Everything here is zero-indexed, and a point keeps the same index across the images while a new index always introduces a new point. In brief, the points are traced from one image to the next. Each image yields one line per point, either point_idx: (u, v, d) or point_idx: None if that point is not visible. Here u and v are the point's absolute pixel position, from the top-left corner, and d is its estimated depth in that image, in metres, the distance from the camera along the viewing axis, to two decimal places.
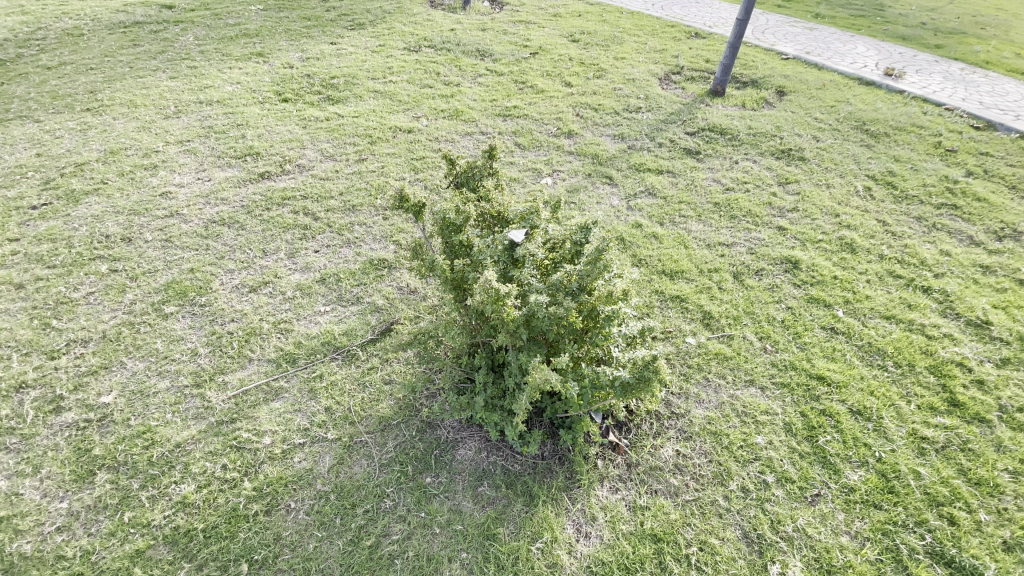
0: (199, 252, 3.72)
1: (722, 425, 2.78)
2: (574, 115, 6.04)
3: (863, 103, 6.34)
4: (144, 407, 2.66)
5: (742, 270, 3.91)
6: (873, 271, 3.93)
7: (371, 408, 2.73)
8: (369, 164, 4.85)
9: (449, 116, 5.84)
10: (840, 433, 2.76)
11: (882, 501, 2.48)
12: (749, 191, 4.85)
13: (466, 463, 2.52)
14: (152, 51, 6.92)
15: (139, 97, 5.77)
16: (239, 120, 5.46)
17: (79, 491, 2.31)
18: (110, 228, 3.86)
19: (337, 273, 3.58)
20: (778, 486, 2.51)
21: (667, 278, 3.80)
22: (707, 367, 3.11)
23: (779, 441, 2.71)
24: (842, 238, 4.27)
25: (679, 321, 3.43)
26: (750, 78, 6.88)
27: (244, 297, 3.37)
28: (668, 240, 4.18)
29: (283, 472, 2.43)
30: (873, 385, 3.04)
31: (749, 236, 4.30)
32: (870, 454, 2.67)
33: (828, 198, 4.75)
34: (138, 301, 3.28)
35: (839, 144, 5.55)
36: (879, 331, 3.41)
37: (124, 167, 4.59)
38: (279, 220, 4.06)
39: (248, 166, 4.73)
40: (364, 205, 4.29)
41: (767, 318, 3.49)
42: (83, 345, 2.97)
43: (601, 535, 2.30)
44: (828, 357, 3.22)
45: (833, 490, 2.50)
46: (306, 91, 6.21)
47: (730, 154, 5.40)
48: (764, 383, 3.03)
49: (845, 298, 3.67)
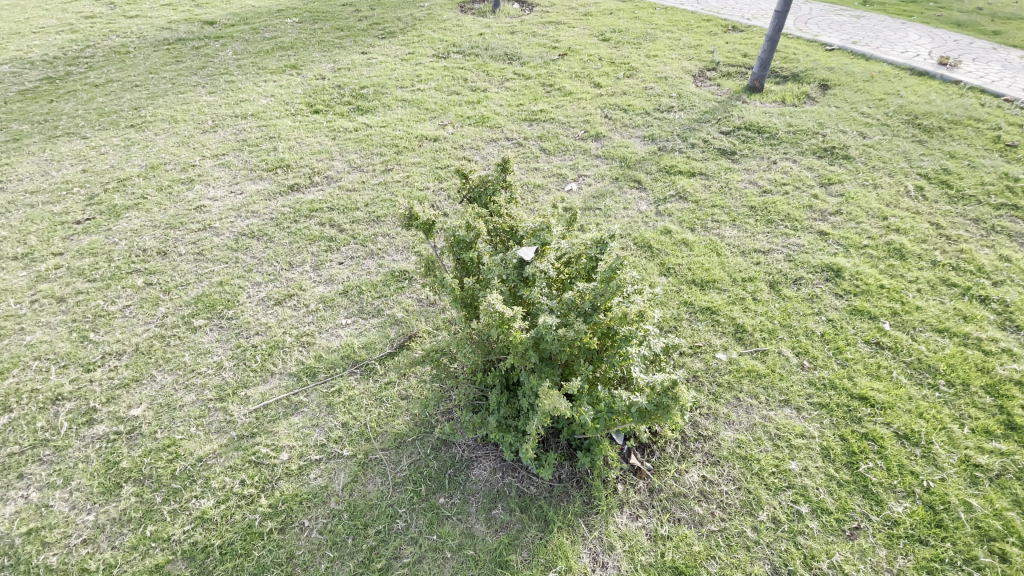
0: (229, 265, 3.82)
1: (752, 449, 2.61)
2: (603, 117, 5.89)
3: (914, 95, 5.90)
4: (170, 420, 2.74)
5: (778, 280, 3.69)
6: (925, 279, 3.63)
7: (387, 424, 2.71)
8: (395, 174, 4.88)
9: (475, 122, 5.82)
10: (883, 459, 2.54)
11: (929, 537, 2.26)
12: (787, 193, 4.59)
13: (480, 484, 2.46)
14: (193, 67, 7.22)
15: (179, 113, 6.02)
16: (272, 132, 5.61)
17: (106, 503, 2.39)
18: (148, 242, 4.02)
19: (359, 285, 3.60)
20: (813, 517, 2.33)
21: (697, 288, 3.62)
22: (738, 385, 2.94)
23: (815, 468, 2.52)
24: (890, 243, 3.97)
25: (709, 334, 3.26)
26: (790, 72, 6.53)
27: (269, 310, 3.43)
28: (699, 248, 3.99)
29: (298, 489, 2.44)
30: (922, 406, 2.79)
31: (787, 242, 4.06)
32: (917, 484, 2.44)
33: (875, 199, 4.44)
34: (170, 314, 3.39)
35: (888, 140, 5.18)
36: (930, 346, 3.14)
37: (163, 181, 4.79)
38: (305, 232, 4.13)
39: (278, 179, 4.84)
40: (388, 215, 4.31)
41: (804, 331, 3.27)
42: (117, 358, 3.09)
43: (618, 566, 2.19)
44: (872, 374, 2.98)
45: (873, 524, 2.30)
46: (336, 101, 6.33)
47: (768, 154, 5.13)
48: (800, 403, 2.83)
49: (893, 309, 3.40)
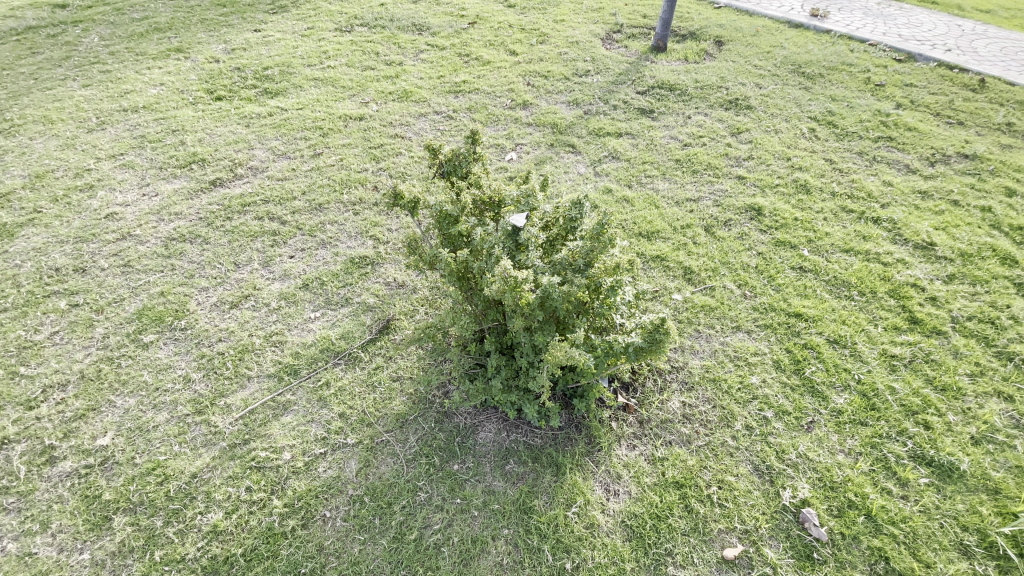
0: (165, 273, 3.52)
1: (719, 371, 2.97)
2: (525, 84, 5.97)
3: (795, 46, 6.59)
4: (147, 443, 2.58)
5: (712, 223, 4.09)
6: (829, 209, 4.21)
7: (385, 407, 2.74)
8: (326, 158, 4.66)
9: (399, 98, 5.65)
10: (822, 362, 3.02)
11: (867, 418, 2.75)
12: (705, 144, 5.01)
13: (489, 445, 2.59)
14: (54, 57, 6.28)
15: (53, 112, 5.26)
16: (174, 125, 5.08)
17: (99, 539, 2.25)
18: (59, 260, 3.61)
19: (319, 277, 3.48)
20: (777, 419, 2.73)
21: (645, 239, 3.92)
22: (696, 320, 3.28)
23: (772, 378, 2.93)
24: (796, 180, 4.52)
25: (663, 279, 3.58)
26: (688, 30, 6.98)
27: (226, 314, 3.24)
28: (639, 202, 4.29)
29: (310, 484, 2.42)
30: (844, 314, 3.31)
31: (712, 188, 4.48)
32: (851, 378, 2.94)
33: (778, 143, 4.99)
34: (111, 334, 3.11)
35: (780, 89, 5.78)
36: (841, 264, 3.69)
37: (57, 191, 4.23)
38: (243, 229, 3.88)
39: (196, 175, 4.44)
40: (330, 201, 4.14)
41: (741, 265, 3.69)
42: (61, 389, 2.83)
43: (629, 490, 2.45)
44: (801, 294, 3.47)
45: (824, 416, 2.75)
46: (240, 86, 5.82)
47: (682, 109, 5.53)
48: (750, 327, 3.23)
49: (808, 238, 3.92)
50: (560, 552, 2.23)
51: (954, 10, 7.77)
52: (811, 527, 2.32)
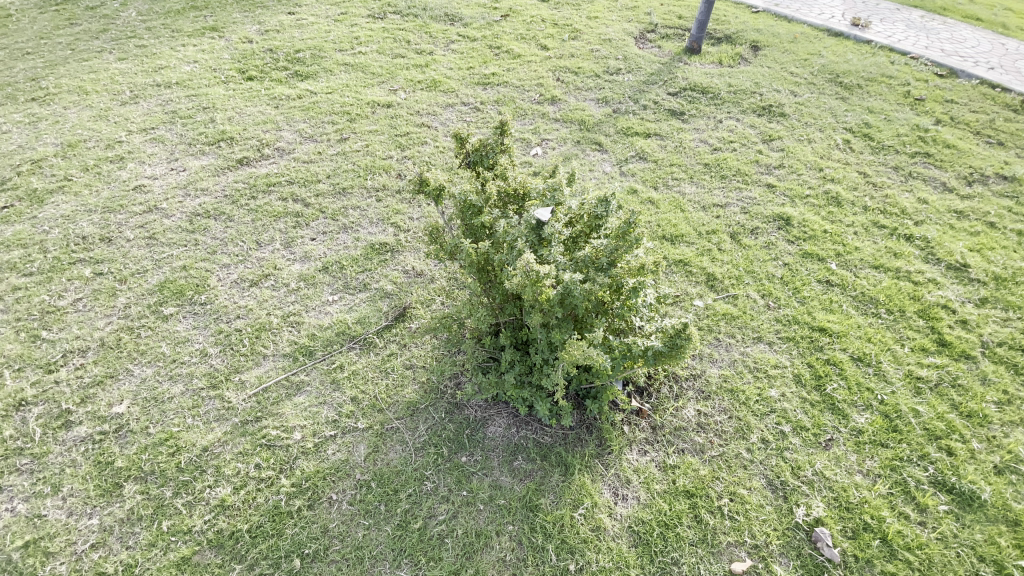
0: (188, 248, 3.56)
1: (737, 381, 2.90)
2: (555, 80, 5.91)
3: (834, 55, 6.42)
4: (161, 414, 2.61)
5: (738, 231, 4.00)
6: (860, 223, 4.09)
7: (397, 394, 2.73)
8: (353, 143, 4.67)
9: (427, 87, 5.63)
10: (844, 379, 2.93)
11: (888, 440, 2.66)
12: (735, 150, 4.91)
13: (498, 440, 2.57)
14: (93, 30, 6.40)
15: (89, 83, 5.36)
16: (204, 102, 5.13)
17: (109, 505, 2.28)
18: (86, 229, 3.67)
19: (338, 260, 3.49)
20: (795, 435, 2.66)
21: (669, 243, 3.85)
22: (717, 328, 3.22)
23: (791, 392, 2.85)
24: (827, 191, 4.41)
25: (685, 284, 3.51)
26: (724, 33, 6.85)
27: (245, 292, 3.26)
28: (664, 205, 4.22)
29: (318, 465, 2.43)
30: (869, 332, 3.21)
31: (740, 195, 4.39)
32: (873, 398, 2.85)
33: (811, 152, 4.87)
34: (133, 304, 3.16)
35: (816, 98, 5.63)
36: (870, 281, 3.58)
37: (88, 161, 4.31)
38: (267, 209, 3.90)
39: (224, 152, 4.49)
40: (354, 186, 4.15)
41: (766, 275, 3.61)
42: (81, 355, 2.88)
43: (637, 496, 2.41)
44: (826, 309, 3.37)
45: (844, 434, 2.67)
46: (271, 67, 5.86)
47: (714, 113, 5.42)
48: (771, 338, 3.16)
49: (837, 251, 3.82)
50: (564, 553, 2.20)
51: (1001, 27, 7.50)
52: (823, 547, 2.25)
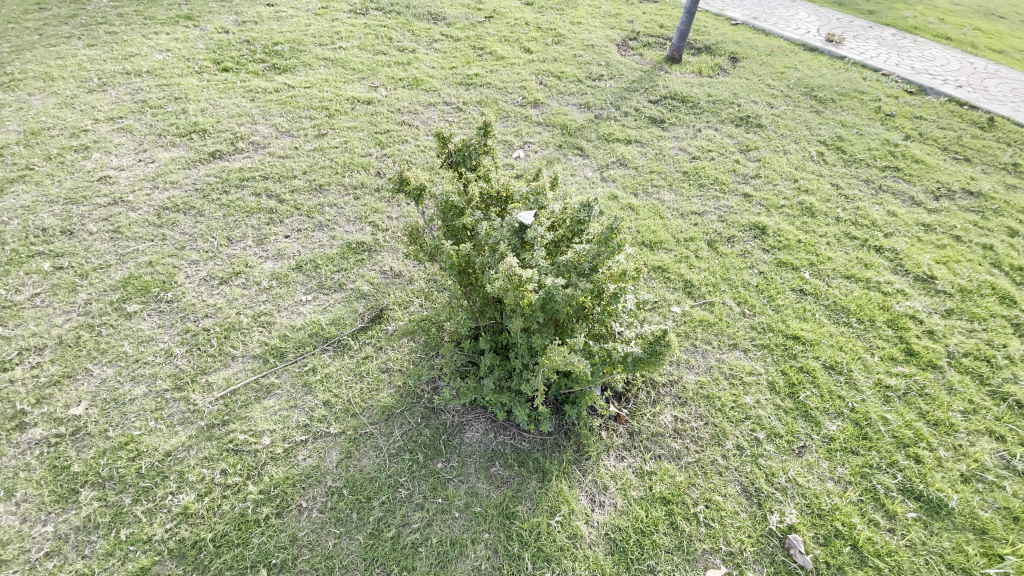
0: (156, 242, 3.42)
1: (713, 388, 2.92)
2: (538, 83, 5.91)
3: (809, 69, 6.59)
4: (122, 416, 2.48)
5: (715, 238, 4.06)
6: (833, 233, 4.19)
7: (372, 398, 2.66)
8: (331, 139, 4.57)
9: (409, 85, 5.56)
10: (816, 387, 2.99)
11: (858, 447, 2.72)
12: (714, 159, 4.98)
13: (475, 445, 2.53)
14: (59, 13, 6.13)
15: (54, 68, 5.13)
16: (176, 92, 4.96)
17: (64, 512, 2.15)
18: (46, 220, 3.49)
19: (313, 259, 3.40)
20: (769, 441, 2.69)
21: (648, 249, 3.87)
22: (694, 334, 3.24)
23: (766, 400, 2.89)
24: (802, 202, 4.50)
25: (663, 291, 3.53)
26: (704, 44, 6.96)
27: (215, 290, 3.14)
28: (644, 211, 4.25)
29: (288, 472, 2.34)
30: (841, 340, 3.29)
31: (718, 204, 4.45)
32: (845, 405, 2.91)
33: (786, 163, 4.97)
34: (94, 300, 3.00)
35: (792, 110, 5.76)
36: (841, 290, 3.67)
37: (50, 149, 4.11)
38: (240, 204, 3.78)
39: (196, 145, 4.34)
40: (331, 183, 4.06)
41: (742, 283, 3.66)
42: (37, 353, 2.72)
43: (614, 502, 2.39)
44: (799, 317, 3.44)
45: (816, 441, 2.72)
46: (248, 59, 5.70)
47: (693, 122, 5.50)
48: (746, 345, 3.20)
49: (810, 261, 3.90)
50: (541, 561, 2.17)
51: (967, 47, 7.81)
52: (796, 553, 2.27)
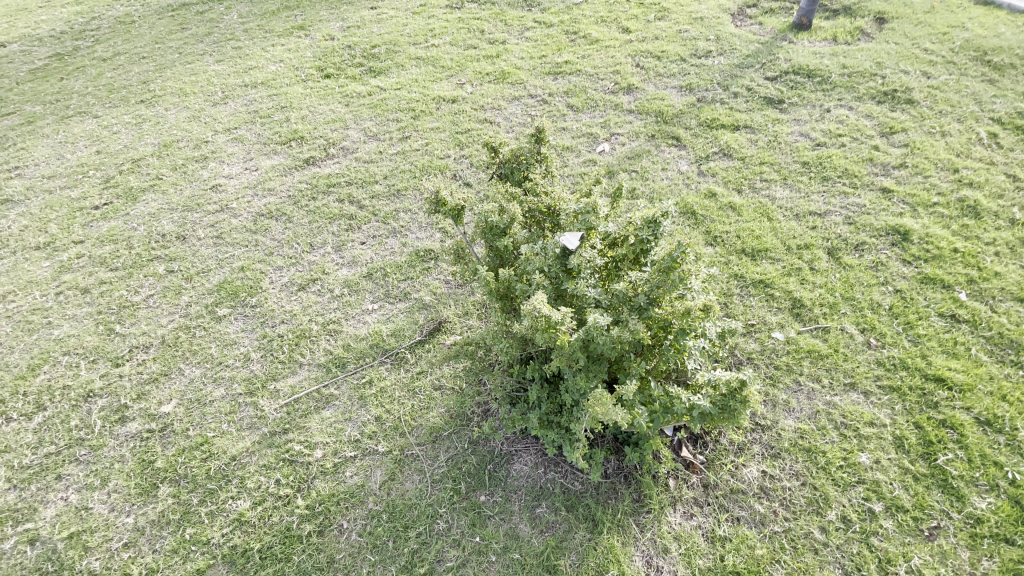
0: (249, 248, 3.69)
1: (817, 439, 2.40)
2: (634, 66, 5.40)
3: (982, 27, 5.23)
4: (201, 417, 2.70)
5: (838, 246, 3.35)
6: (1004, 240, 3.26)
7: (422, 417, 2.59)
8: (413, 142, 4.58)
9: (495, 79, 5.40)
10: (963, 449, 2.31)
11: (1017, 536, 2.04)
12: (844, 145, 4.14)
13: (522, 480, 2.34)
14: (198, 33, 6.93)
15: (188, 85, 5.81)
16: (283, 101, 5.33)
17: (145, 505, 2.38)
18: (166, 227, 3.94)
19: (383, 267, 3.41)
20: (887, 516, 2.13)
21: (748, 258, 3.31)
22: (798, 368, 2.70)
23: (888, 460, 2.30)
24: (963, 199, 3.56)
25: (763, 311, 2.99)
26: (842, 4, 5.84)
27: (293, 296, 3.29)
28: (748, 212, 3.65)
29: (334, 488, 2.36)
30: (1004, 387, 2.52)
31: (846, 201, 3.68)
32: (1002, 476, 2.21)
33: (944, 148, 3.98)
34: (193, 303, 3.32)
35: (956, 81, 4.61)
36: (1012, 318, 2.83)
37: (177, 160, 4.65)
38: (324, 210, 3.94)
39: (294, 152, 4.61)
40: (409, 188, 4.06)
41: (870, 304, 2.98)
42: (144, 351, 3.07)
43: (675, 570, 2.06)
44: (947, 352, 2.70)
45: (955, 522, 2.10)
46: (347, 64, 5.95)
47: (820, 101, 4.63)
48: (868, 387, 2.59)
49: (969, 277, 3.06)
50: None
51: None
52: None
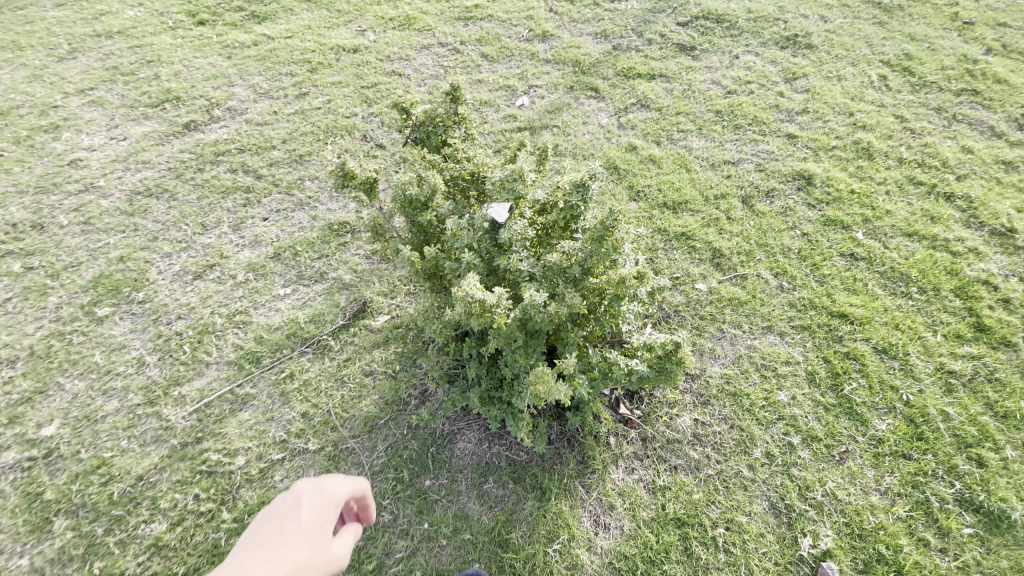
0: (128, 234, 3.18)
1: (741, 383, 2.54)
2: (547, 10, 5.14)
3: None
4: (94, 436, 2.35)
5: (751, 193, 3.49)
6: (893, 179, 3.55)
7: (354, 407, 2.43)
8: (313, 99, 4.11)
9: (400, 25, 4.93)
10: (865, 378, 2.55)
11: (912, 450, 2.30)
12: (753, 92, 4.26)
13: (466, 458, 2.29)
14: None
15: (20, 35, 4.76)
16: (149, 55, 4.54)
17: (37, 544, 2.07)
18: (16, 214, 3.29)
19: (292, 245, 3.09)
20: (804, 447, 2.33)
21: (670, 212, 3.35)
22: (721, 317, 2.82)
23: (803, 395, 2.50)
24: (857, 141, 3.82)
25: (687, 263, 3.07)
26: None
27: (189, 287, 2.91)
28: (667, 163, 3.68)
29: (264, 495, 2.18)
30: (897, 317, 2.79)
31: (756, 148, 3.82)
32: (898, 398, 2.47)
33: (840, 92, 4.21)
34: (64, 305, 2.83)
35: (849, 24, 4.84)
36: (901, 252, 3.11)
37: (19, 131, 3.85)
38: (216, 184, 3.46)
39: (169, 115, 3.98)
40: (312, 153, 3.66)
41: (781, 249, 3.15)
42: (9, 367, 2.59)
43: (621, 525, 2.13)
44: (849, 289, 2.94)
45: (860, 445, 2.33)
46: (224, 7, 5.14)
47: (729, 47, 4.69)
48: (783, 328, 2.76)
49: (864, 216, 3.32)
50: None
51: None
52: None
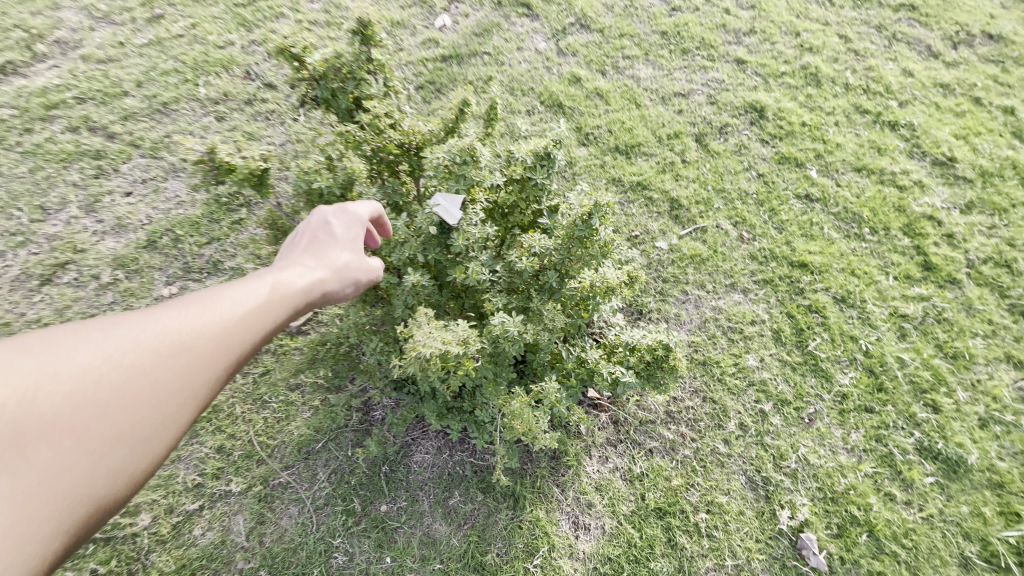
0: None
1: (709, 351, 2.41)
2: None
3: None
4: None
5: (704, 131, 3.21)
6: (841, 108, 3.40)
7: (282, 431, 2.03)
8: (169, 24, 3.16)
9: None
10: (827, 331, 2.50)
11: (873, 403, 2.33)
12: (698, 9, 3.83)
13: (426, 473, 2.01)
14: None
15: None
16: None
17: None
18: None
19: (170, 229, 2.44)
20: (775, 413, 2.27)
21: (623, 157, 3.00)
22: (684, 277, 2.62)
23: (771, 357, 2.41)
24: (805, 66, 3.59)
25: (645, 218, 2.79)
26: None
27: (33, 297, 2.23)
28: (615, 98, 3.27)
29: (184, 557, 1.79)
30: (852, 262, 2.74)
31: (706, 76, 3.48)
32: (858, 349, 2.46)
33: (786, 9, 3.90)
34: None
35: None
36: (853, 190, 3.03)
37: None
38: (50, 148, 2.62)
39: None
40: (180, 100, 2.86)
41: (739, 194, 2.95)
42: None
43: (602, 523, 1.99)
44: (806, 234, 2.83)
45: (827, 403, 2.31)
46: None
47: None
48: (746, 284, 2.62)
49: (817, 151, 3.17)
50: None
51: None
52: (810, 555, 1.97)
